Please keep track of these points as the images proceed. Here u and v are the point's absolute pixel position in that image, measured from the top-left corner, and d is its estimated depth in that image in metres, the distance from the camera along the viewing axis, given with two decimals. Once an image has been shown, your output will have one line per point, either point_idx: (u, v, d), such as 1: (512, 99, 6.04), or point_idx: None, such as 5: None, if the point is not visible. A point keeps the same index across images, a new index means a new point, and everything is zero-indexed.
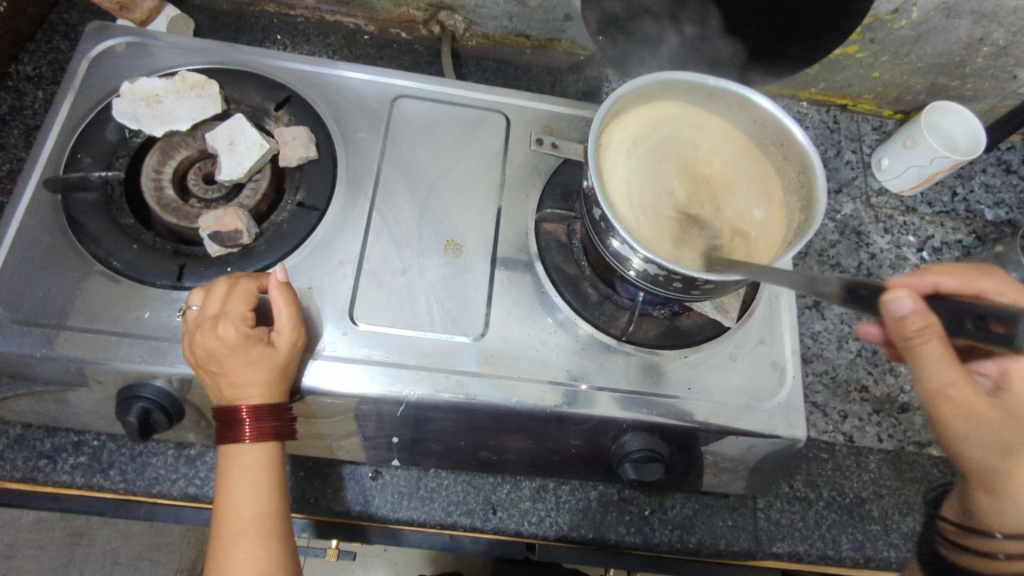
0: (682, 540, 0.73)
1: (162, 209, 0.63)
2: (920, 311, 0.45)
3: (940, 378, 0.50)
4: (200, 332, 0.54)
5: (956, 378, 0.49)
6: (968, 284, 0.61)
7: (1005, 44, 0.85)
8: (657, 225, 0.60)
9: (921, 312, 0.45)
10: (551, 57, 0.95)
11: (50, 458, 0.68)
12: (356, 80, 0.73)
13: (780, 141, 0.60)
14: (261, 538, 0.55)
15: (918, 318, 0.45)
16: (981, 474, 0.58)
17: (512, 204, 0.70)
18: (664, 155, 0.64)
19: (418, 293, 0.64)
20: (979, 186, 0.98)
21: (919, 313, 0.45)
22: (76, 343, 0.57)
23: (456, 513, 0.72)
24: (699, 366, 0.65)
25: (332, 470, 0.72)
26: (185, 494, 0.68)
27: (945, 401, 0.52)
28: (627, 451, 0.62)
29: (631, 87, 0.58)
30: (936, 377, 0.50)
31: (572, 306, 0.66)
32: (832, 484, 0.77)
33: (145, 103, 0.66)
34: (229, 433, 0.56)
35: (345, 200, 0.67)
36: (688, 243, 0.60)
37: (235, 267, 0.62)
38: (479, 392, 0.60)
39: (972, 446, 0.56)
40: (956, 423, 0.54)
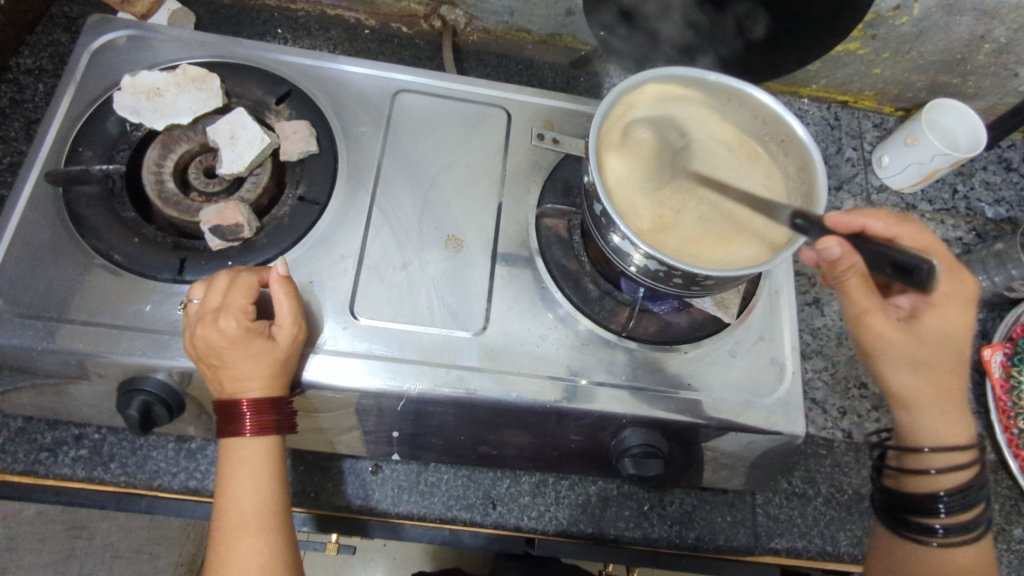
0: (681, 535, 0.73)
1: (163, 203, 0.63)
2: (847, 252, 0.50)
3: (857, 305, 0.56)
4: (200, 325, 0.54)
5: (873, 307, 0.56)
6: (891, 226, 0.60)
7: (1007, 41, 0.85)
8: (626, 159, 0.62)
9: (847, 252, 0.50)
10: (552, 52, 0.95)
11: (51, 450, 0.68)
12: (357, 74, 0.73)
13: (781, 138, 0.61)
14: (262, 532, 0.55)
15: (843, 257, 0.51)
16: (904, 395, 0.61)
17: (512, 199, 0.70)
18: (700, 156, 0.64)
19: (419, 287, 0.64)
20: (980, 183, 0.98)
21: (847, 255, 0.50)
22: (77, 337, 0.57)
23: (455, 507, 0.72)
24: (698, 361, 0.65)
25: (332, 464, 0.72)
26: (186, 487, 0.68)
27: (866, 330, 0.58)
28: (627, 446, 0.62)
29: (637, 80, 0.59)
30: (853, 304, 0.56)
31: (572, 301, 0.66)
32: (830, 480, 0.78)
33: (145, 96, 0.66)
34: (229, 427, 0.56)
35: (346, 194, 0.67)
36: (629, 183, 0.62)
37: (236, 261, 0.62)
38: (479, 387, 0.60)
39: (892, 369, 0.60)
40: (869, 341, 0.59)
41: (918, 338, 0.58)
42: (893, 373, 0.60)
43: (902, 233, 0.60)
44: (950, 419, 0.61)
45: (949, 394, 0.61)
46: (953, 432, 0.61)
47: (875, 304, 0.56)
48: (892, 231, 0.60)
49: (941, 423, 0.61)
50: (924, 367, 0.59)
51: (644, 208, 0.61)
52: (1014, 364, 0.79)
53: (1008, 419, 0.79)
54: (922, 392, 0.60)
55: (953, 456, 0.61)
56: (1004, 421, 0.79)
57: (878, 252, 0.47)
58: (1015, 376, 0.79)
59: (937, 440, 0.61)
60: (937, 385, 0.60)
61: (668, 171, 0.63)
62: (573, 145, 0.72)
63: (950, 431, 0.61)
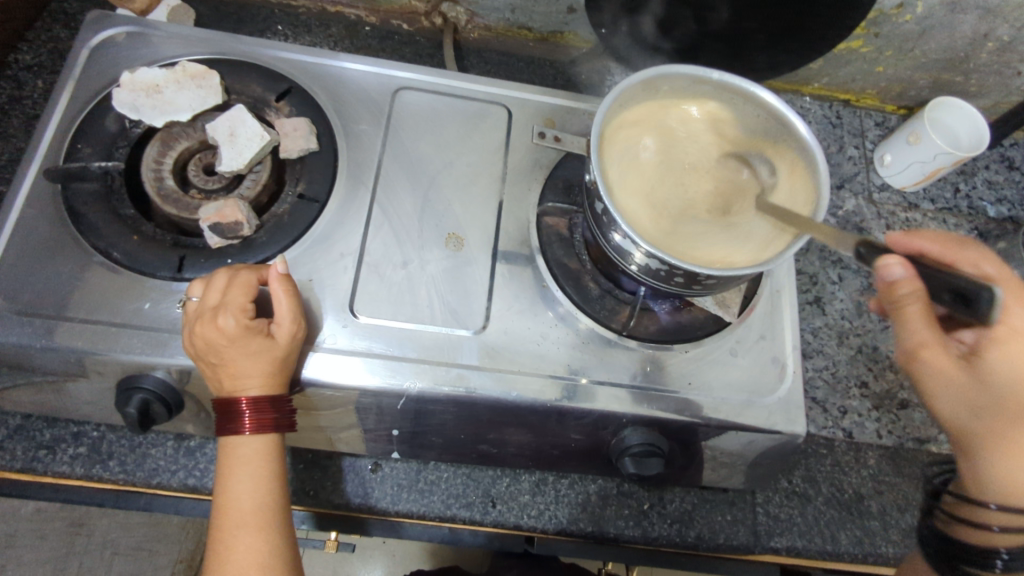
0: (680, 534, 0.73)
1: (162, 200, 0.62)
2: (909, 279, 0.47)
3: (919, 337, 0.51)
4: (199, 322, 0.54)
5: (931, 341, 0.51)
6: (946, 249, 0.61)
7: (1011, 39, 0.84)
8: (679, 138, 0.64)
9: (910, 278, 0.47)
10: (553, 49, 0.94)
11: (49, 448, 0.67)
12: (357, 71, 0.73)
13: (785, 138, 0.60)
14: (260, 530, 0.55)
15: (903, 283, 0.47)
16: (964, 437, 0.56)
17: (513, 198, 0.70)
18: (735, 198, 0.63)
19: (419, 286, 0.64)
20: (982, 182, 0.98)
21: (908, 280, 0.47)
22: (75, 334, 0.57)
23: (455, 506, 0.72)
24: (699, 361, 0.65)
25: (331, 462, 0.72)
26: (184, 485, 0.68)
27: (923, 365, 0.53)
28: (627, 445, 0.62)
29: (636, 80, 0.58)
30: (912, 336, 0.51)
31: (573, 300, 0.66)
32: (830, 480, 0.77)
33: (144, 93, 0.66)
34: (228, 425, 0.55)
35: (346, 193, 0.67)
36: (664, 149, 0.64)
37: (235, 259, 0.62)
38: (479, 385, 0.60)
39: (950, 407, 0.55)
40: (929, 380, 0.54)
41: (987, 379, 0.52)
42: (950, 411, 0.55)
43: (961, 257, 0.60)
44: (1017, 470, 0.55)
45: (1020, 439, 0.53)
46: None
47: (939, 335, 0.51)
48: (947, 255, 0.60)
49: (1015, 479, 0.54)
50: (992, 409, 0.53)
51: (641, 167, 0.63)
52: None
53: None
54: (985, 435, 0.54)
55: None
56: None
57: (937, 277, 0.45)
58: None
59: (1003, 495, 0.55)
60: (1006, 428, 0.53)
61: (699, 177, 0.64)
62: (574, 143, 0.72)
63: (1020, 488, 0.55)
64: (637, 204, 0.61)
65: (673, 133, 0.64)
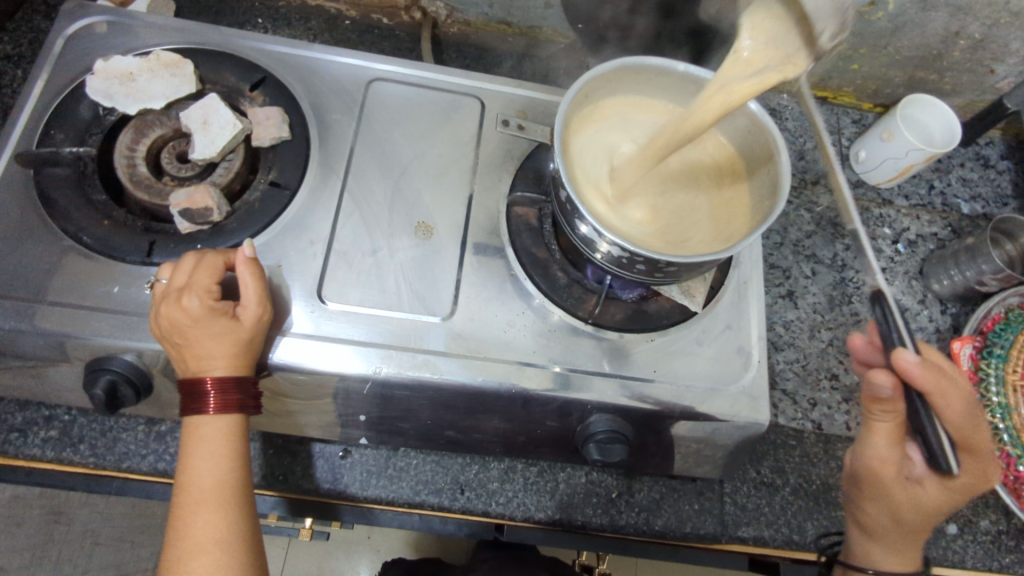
0: (648, 522, 0.74)
1: (134, 185, 0.63)
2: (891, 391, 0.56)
3: (875, 450, 0.61)
4: (165, 303, 0.55)
5: (887, 460, 0.61)
6: (957, 416, 0.57)
7: (982, 37, 0.86)
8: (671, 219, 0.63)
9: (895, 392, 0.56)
10: (532, 44, 0.95)
11: (20, 431, 0.68)
12: (332, 61, 0.74)
13: (747, 127, 0.62)
14: (220, 508, 0.56)
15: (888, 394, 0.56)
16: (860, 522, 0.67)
17: (484, 188, 0.71)
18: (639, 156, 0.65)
19: (388, 273, 0.65)
20: (956, 180, 0.99)
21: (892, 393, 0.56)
22: (46, 317, 0.58)
23: (424, 492, 0.73)
24: (664, 349, 0.66)
25: (301, 448, 0.73)
26: (154, 469, 0.69)
27: (874, 476, 0.63)
28: (592, 432, 0.62)
29: (603, 69, 0.59)
30: (874, 449, 0.61)
31: (542, 290, 0.67)
32: (799, 471, 0.78)
33: (118, 81, 0.67)
34: (193, 405, 0.56)
35: (318, 180, 0.68)
36: (684, 227, 0.62)
37: (205, 245, 0.63)
38: (446, 371, 0.61)
39: (873, 507, 0.64)
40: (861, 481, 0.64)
41: (909, 499, 0.62)
42: (872, 508, 0.65)
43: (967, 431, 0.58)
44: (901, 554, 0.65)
45: (908, 537, 0.64)
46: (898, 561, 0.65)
47: (894, 457, 0.61)
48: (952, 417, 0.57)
49: (902, 555, 0.65)
50: (900, 519, 0.63)
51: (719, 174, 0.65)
52: (982, 357, 0.80)
53: None
54: (883, 529, 0.64)
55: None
56: None
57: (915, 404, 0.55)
58: (984, 368, 0.79)
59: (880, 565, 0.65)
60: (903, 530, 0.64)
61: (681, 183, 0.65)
62: (540, 133, 0.73)
63: (899, 561, 0.65)
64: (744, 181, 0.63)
65: (723, 216, 0.62)
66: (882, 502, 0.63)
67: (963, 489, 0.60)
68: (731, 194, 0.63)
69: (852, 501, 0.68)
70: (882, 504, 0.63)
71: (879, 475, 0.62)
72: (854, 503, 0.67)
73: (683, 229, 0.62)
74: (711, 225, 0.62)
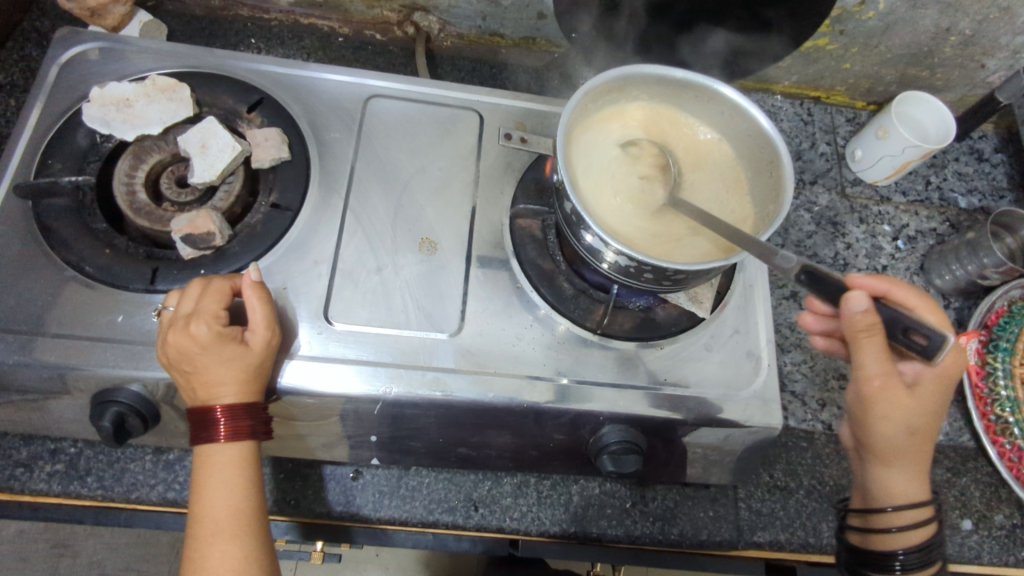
0: (663, 531, 0.73)
1: (134, 213, 0.63)
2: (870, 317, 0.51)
3: (869, 372, 0.56)
4: (172, 330, 0.55)
5: (883, 373, 0.56)
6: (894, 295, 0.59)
7: (972, 33, 0.86)
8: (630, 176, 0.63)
9: (871, 316, 0.52)
10: (526, 56, 0.96)
11: (26, 466, 0.67)
12: (329, 80, 0.74)
13: (758, 147, 0.62)
14: (235, 537, 0.55)
15: (868, 321, 0.52)
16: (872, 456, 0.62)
17: (486, 201, 0.70)
18: (700, 178, 0.65)
19: (393, 290, 0.64)
20: (952, 174, 0.99)
21: (871, 315, 0.51)
22: (51, 350, 0.57)
23: (437, 511, 0.72)
24: (675, 356, 0.66)
25: (311, 472, 0.72)
26: (163, 499, 0.68)
27: (876, 396, 0.57)
28: (605, 443, 0.62)
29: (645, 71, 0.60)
30: (867, 369, 0.56)
31: (549, 301, 0.66)
32: (812, 473, 0.78)
33: (114, 107, 0.66)
34: (203, 433, 0.55)
35: (319, 200, 0.67)
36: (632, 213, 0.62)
37: (208, 270, 0.62)
38: (456, 388, 0.60)
39: (888, 425, 0.58)
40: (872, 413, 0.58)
41: (914, 405, 0.57)
42: (884, 428, 0.59)
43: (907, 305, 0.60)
44: (911, 478, 0.61)
45: (916, 456, 0.60)
46: (911, 489, 0.61)
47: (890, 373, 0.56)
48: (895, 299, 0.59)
49: (906, 481, 0.61)
50: (913, 430, 0.58)
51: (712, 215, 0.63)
52: (988, 351, 0.81)
53: (984, 405, 0.80)
54: (893, 451, 0.60)
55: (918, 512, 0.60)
56: (981, 408, 0.80)
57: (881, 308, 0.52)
58: (990, 363, 0.80)
59: (896, 497, 0.61)
60: (912, 449, 0.60)
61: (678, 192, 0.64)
62: (541, 144, 0.73)
63: (910, 487, 0.61)
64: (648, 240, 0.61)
65: (677, 238, 0.62)
66: (899, 417, 0.58)
67: (947, 373, 0.58)
68: (674, 245, 0.61)
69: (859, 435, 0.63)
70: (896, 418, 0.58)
71: (883, 394, 0.57)
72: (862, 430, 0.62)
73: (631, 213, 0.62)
74: (661, 233, 0.62)
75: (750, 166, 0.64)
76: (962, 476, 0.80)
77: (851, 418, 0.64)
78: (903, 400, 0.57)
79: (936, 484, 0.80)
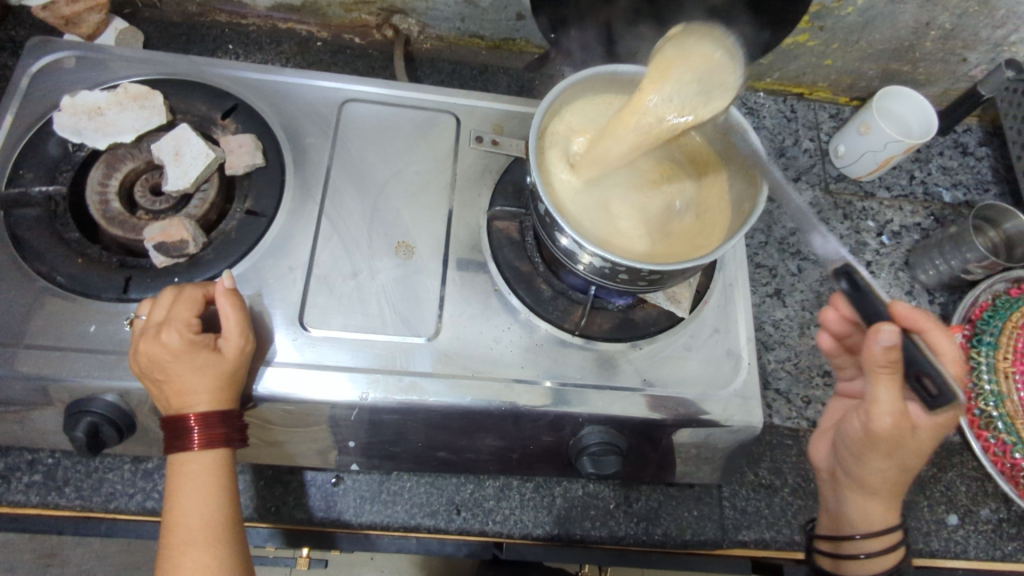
0: (647, 532, 0.73)
1: (108, 222, 0.63)
2: (893, 352, 0.50)
3: (882, 408, 0.54)
4: (144, 339, 0.54)
5: (896, 413, 0.54)
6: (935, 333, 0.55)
7: (952, 26, 0.86)
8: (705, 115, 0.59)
9: (896, 351, 0.50)
10: (507, 56, 0.95)
11: (3, 478, 0.67)
12: (304, 85, 0.73)
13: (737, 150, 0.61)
14: (210, 545, 0.54)
15: (888, 353, 0.50)
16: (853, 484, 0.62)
17: (463, 204, 0.70)
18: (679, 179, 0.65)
19: (369, 296, 0.64)
20: (937, 169, 0.99)
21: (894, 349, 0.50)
22: (23, 361, 0.57)
23: (419, 515, 0.72)
24: (654, 357, 0.65)
25: (292, 478, 0.72)
26: (143, 508, 0.68)
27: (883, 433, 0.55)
28: (585, 445, 0.61)
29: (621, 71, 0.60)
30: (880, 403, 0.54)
31: (527, 304, 0.66)
32: (797, 470, 0.78)
33: (86, 116, 0.66)
34: (177, 442, 0.55)
35: (295, 206, 0.67)
36: (604, 212, 0.62)
37: (182, 278, 0.62)
38: (432, 392, 0.60)
39: (881, 459, 0.58)
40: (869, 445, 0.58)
41: (913, 444, 0.56)
42: (876, 462, 0.59)
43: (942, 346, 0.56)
44: (884, 507, 0.61)
45: (894, 488, 0.60)
46: (880, 516, 0.61)
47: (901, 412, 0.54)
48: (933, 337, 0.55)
49: (875, 511, 0.61)
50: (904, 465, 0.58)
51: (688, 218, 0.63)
52: (972, 346, 0.79)
53: (970, 400, 0.79)
54: (876, 483, 0.60)
55: (882, 539, 0.60)
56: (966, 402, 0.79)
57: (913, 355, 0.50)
58: (974, 357, 0.79)
59: (865, 526, 0.61)
60: (895, 482, 0.60)
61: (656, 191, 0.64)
62: (513, 147, 0.73)
63: (879, 516, 0.61)
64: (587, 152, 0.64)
65: (646, 238, 0.62)
66: (894, 454, 0.57)
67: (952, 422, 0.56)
68: (645, 246, 0.61)
69: (848, 466, 0.63)
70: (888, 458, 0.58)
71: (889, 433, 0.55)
72: (851, 460, 0.62)
73: (604, 212, 0.62)
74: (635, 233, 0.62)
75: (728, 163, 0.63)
76: (949, 471, 0.80)
77: (840, 446, 0.64)
78: (900, 444, 0.56)
79: (922, 479, 0.79)
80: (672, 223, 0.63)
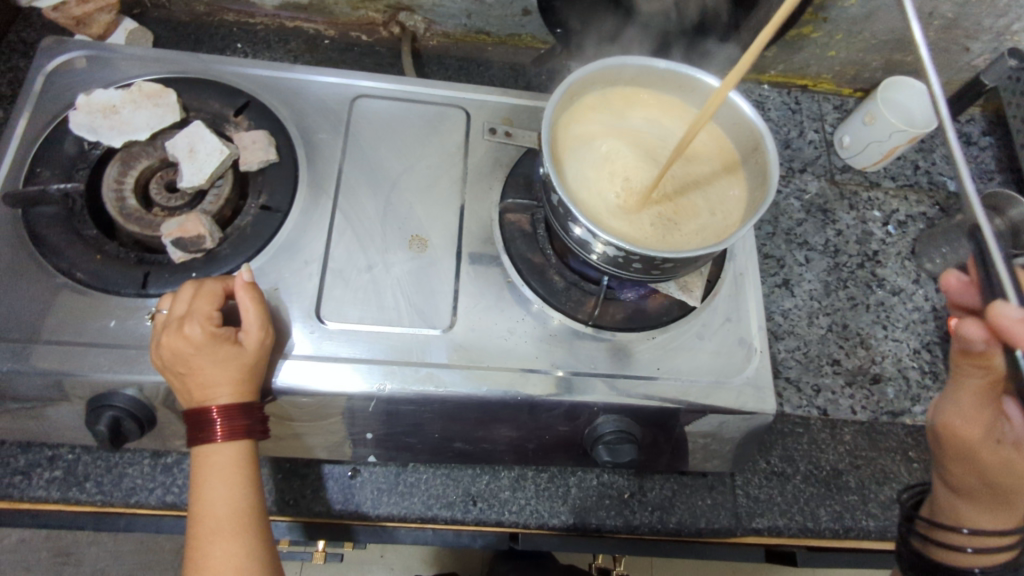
0: (662, 521, 0.74)
1: (125, 219, 0.63)
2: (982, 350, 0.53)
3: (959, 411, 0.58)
4: (166, 333, 0.55)
5: (972, 420, 0.57)
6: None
7: (954, 16, 0.87)
8: None
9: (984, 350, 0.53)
10: (514, 52, 0.96)
11: (24, 473, 0.67)
12: (316, 81, 0.74)
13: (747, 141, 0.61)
14: (237, 535, 0.56)
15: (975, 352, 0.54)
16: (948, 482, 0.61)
17: (475, 197, 0.71)
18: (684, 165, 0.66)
19: (385, 289, 0.65)
20: (940, 159, 0.99)
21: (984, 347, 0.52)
22: (44, 356, 0.57)
23: (435, 507, 0.72)
24: (666, 346, 0.66)
25: (310, 471, 0.72)
26: (162, 502, 0.68)
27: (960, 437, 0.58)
28: (600, 433, 0.62)
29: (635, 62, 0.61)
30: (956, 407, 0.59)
31: (540, 295, 0.66)
32: (808, 458, 0.78)
33: (101, 114, 0.67)
34: (199, 434, 0.56)
35: (309, 201, 0.68)
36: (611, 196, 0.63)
37: (200, 273, 0.62)
38: (449, 382, 0.61)
39: (966, 465, 0.58)
40: (954, 450, 0.59)
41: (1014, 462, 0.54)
42: (963, 467, 0.58)
43: None
44: (994, 510, 0.58)
45: (1000, 495, 0.57)
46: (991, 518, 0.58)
47: (978, 419, 0.57)
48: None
49: (986, 514, 0.58)
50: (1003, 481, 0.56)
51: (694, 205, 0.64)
52: None
53: None
54: (971, 486, 0.58)
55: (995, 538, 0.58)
56: None
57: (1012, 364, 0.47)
58: None
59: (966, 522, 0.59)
60: (996, 489, 0.57)
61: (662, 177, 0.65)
62: (526, 138, 0.73)
63: (990, 518, 0.58)
64: (628, 107, 0.67)
65: (653, 223, 0.62)
66: (981, 463, 0.56)
67: None
68: (651, 231, 0.62)
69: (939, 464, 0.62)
70: (971, 465, 0.58)
71: (967, 440, 0.57)
72: (941, 461, 0.61)
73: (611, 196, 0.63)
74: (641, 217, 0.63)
75: (740, 152, 0.63)
76: None
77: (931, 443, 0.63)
78: (981, 457, 0.57)
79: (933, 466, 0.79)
80: (678, 209, 0.64)
